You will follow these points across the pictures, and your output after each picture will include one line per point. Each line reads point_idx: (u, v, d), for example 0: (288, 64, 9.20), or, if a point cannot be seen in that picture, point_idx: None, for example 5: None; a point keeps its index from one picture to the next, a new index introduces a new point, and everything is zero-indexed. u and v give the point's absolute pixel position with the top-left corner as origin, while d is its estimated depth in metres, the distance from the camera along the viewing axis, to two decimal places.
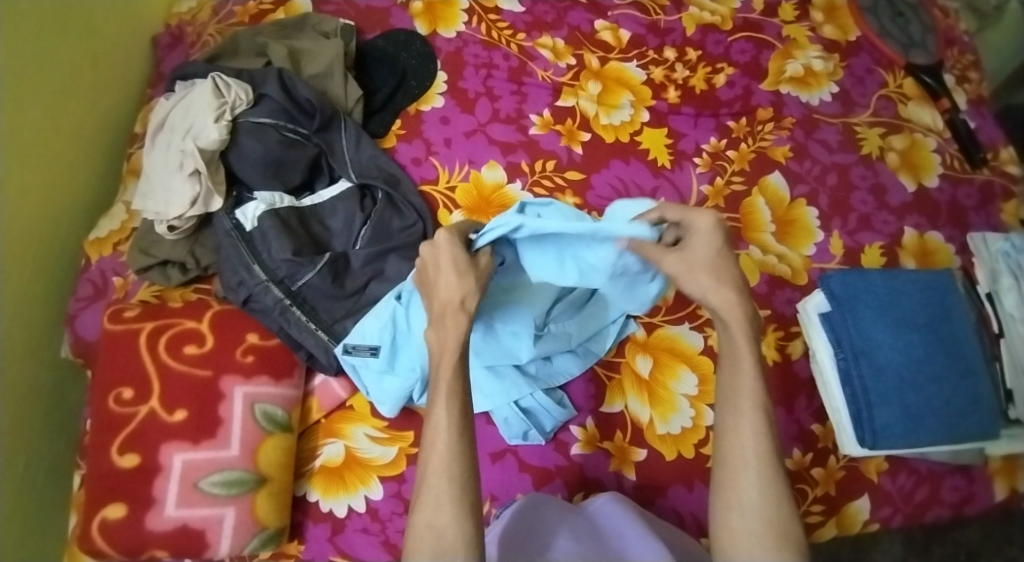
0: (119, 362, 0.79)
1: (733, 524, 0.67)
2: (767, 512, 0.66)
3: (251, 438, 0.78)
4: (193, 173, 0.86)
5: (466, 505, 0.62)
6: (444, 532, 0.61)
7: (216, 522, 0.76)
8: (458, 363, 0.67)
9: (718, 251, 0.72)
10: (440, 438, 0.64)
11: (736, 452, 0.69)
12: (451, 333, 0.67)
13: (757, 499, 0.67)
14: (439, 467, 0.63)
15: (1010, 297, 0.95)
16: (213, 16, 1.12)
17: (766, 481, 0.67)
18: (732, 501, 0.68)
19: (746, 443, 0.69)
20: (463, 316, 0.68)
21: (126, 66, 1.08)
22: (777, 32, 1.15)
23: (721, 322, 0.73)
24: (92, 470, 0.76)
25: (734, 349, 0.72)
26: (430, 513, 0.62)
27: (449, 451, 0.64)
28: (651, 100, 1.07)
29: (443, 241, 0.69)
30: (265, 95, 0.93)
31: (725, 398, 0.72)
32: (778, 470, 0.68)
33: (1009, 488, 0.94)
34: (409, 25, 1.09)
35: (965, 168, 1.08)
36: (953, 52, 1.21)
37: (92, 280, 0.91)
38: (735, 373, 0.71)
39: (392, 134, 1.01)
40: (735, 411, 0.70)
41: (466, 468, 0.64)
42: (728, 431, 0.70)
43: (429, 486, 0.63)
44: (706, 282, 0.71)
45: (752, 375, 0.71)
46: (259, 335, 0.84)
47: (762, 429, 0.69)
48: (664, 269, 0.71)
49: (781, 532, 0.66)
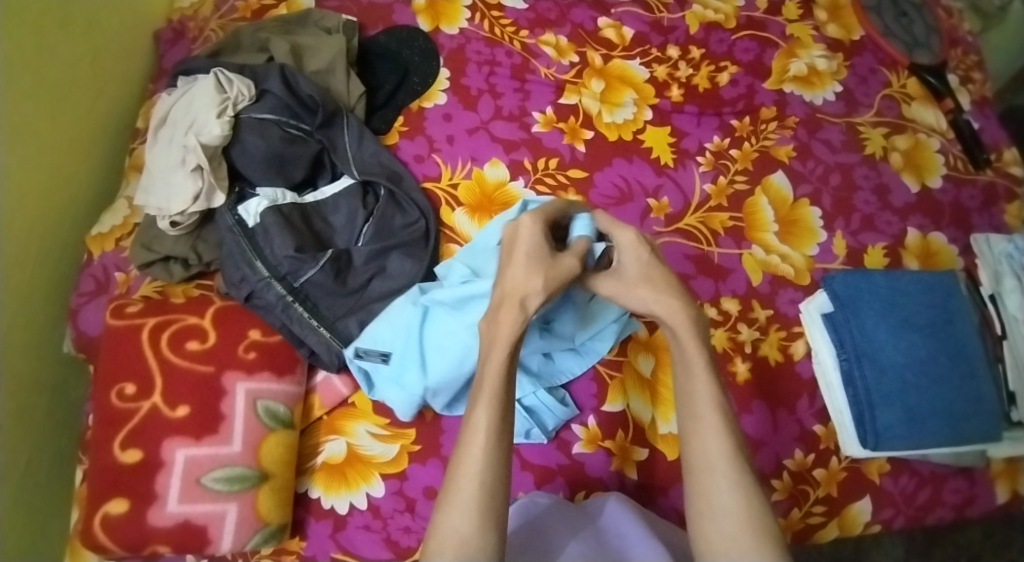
0: (121, 358, 0.79)
1: (708, 530, 0.65)
2: (740, 517, 0.65)
3: (253, 435, 0.78)
4: (195, 169, 0.86)
5: (491, 511, 0.62)
6: (469, 537, 0.61)
7: (218, 519, 0.76)
8: (505, 365, 0.66)
9: (648, 267, 0.74)
10: (478, 441, 0.64)
11: (700, 458, 0.68)
12: (504, 328, 0.67)
13: (727, 503, 0.65)
14: (473, 471, 0.63)
15: (1012, 299, 0.95)
16: (215, 11, 1.12)
17: (734, 485, 0.65)
18: (703, 505, 0.66)
19: (711, 448, 0.67)
20: (519, 313, 0.67)
21: (129, 61, 1.08)
22: (780, 31, 1.15)
23: (670, 332, 0.72)
24: (94, 466, 0.76)
25: (685, 357, 0.71)
26: (455, 517, 0.61)
27: (483, 456, 0.63)
28: (654, 98, 1.07)
29: (526, 223, 0.71)
30: (267, 90, 0.93)
31: (684, 405, 0.70)
32: (746, 472, 0.66)
33: (1011, 490, 0.94)
34: (412, 21, 1.09)
35: (968, 169, 1.08)
36: (957, 52, 1.20)
37: (94, 275, 0.91)
38: (688, 381, 0.70)
39: (395, 131, 1.01)
40: (695, 417, 0.69)
41: (497, 475, 0.63)
42: (692, 437, 0.69)
43: (459, 489, 0.62)
44: (645, 294, 0.72)
45: (705, 377, 0.70)
46: (261, 331, 0.84)
47: (727, 431, 0.68)
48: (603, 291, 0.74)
49: (758, 537, 0.64)
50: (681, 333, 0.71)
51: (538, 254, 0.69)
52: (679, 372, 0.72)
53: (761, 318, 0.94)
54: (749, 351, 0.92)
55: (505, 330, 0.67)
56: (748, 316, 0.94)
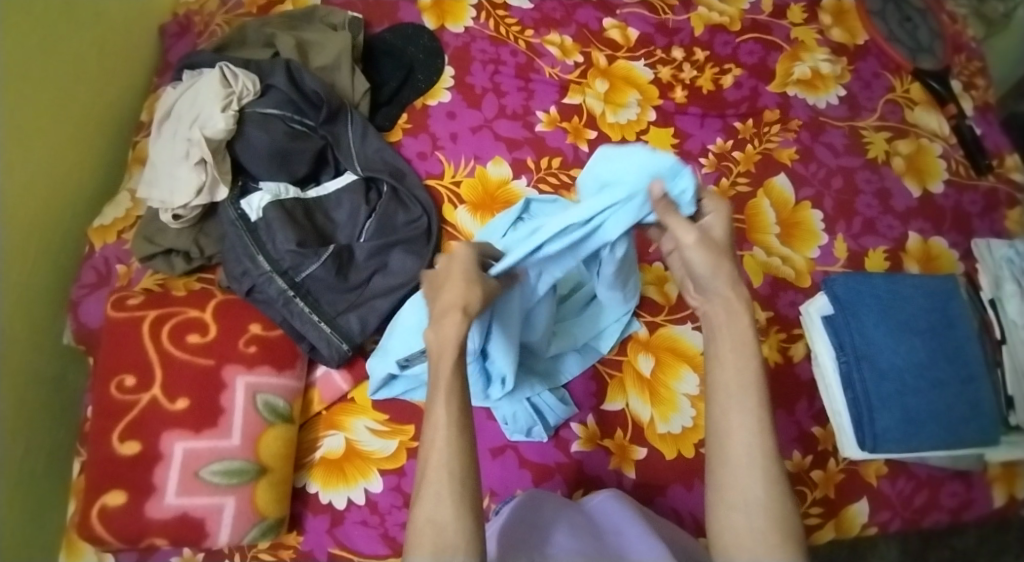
0: (120, 350, 0.79)
1: (740, 524, 0.63)
2: (773, 510, 0.63)
3: (252, 428, 0.78)
4: (199, 162, 0.86)
5: (466, 499, 0.62)
6: (446, 525, 0.60)
7: (215, 512, 0.76)
8: (458, 361, 0.64)
9: (726, 245, 0.69)
10: (439, 434, 0.63)
11: (738, 450, 0.65)
12: (450, 331, 0.64)
13: (762, 497, 0.63)
14: (440, 463, 0.62)
15: (1012, 305, 0.96)
16: (221, 6, 1.12)
17: (771, 480, 0.63)
18: (737, 499, 0.63)
19: (751, 442, 0.65)
20: (463, 318, 0.65)
21: (134, 55, 1.08)
22: (785, 34, 1.15)
23: (725, 309, 0.69)
24: (92, 457, 0.76)
25: (740, 341, 0.68)
26: (430, 507, 0.61)
27: (449, 447, 0.62)
28: (658, 99, 1.07)
29: (459, 249, 0.68)
30: (272, 85, 0.93)
31: (725, 393, 0.66)
32: (780, 467, 0.64)
33: (1008, 495, 0.94)
34: (417, 19, 1.09)
35: (970, 174, 1.09)
36: (960, 58, 1.21)
37: (95, 267, 0.91)
38: (737, 368, 0.67)
39: (398, 128, 1.01)
40: (740, 407, 0.66)
41: (464, 462, 0.63)
42: (733, 430, 0.65)
43: (429, 480, 0.62)
44: (721, 266, 0.68)
45: (753, 367, 0.67)
46: (262, 326, 0.84)
47: (765, 422, 0.65)
48: (685, 242, 0.67)
49: (787, 532, 0.62)
50: (740, 314, 0.68)
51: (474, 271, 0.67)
52: (727, 355, 0.68)
53: (762, 319, 0.94)
54: None
55: (452, 330, 0.64)
56: None
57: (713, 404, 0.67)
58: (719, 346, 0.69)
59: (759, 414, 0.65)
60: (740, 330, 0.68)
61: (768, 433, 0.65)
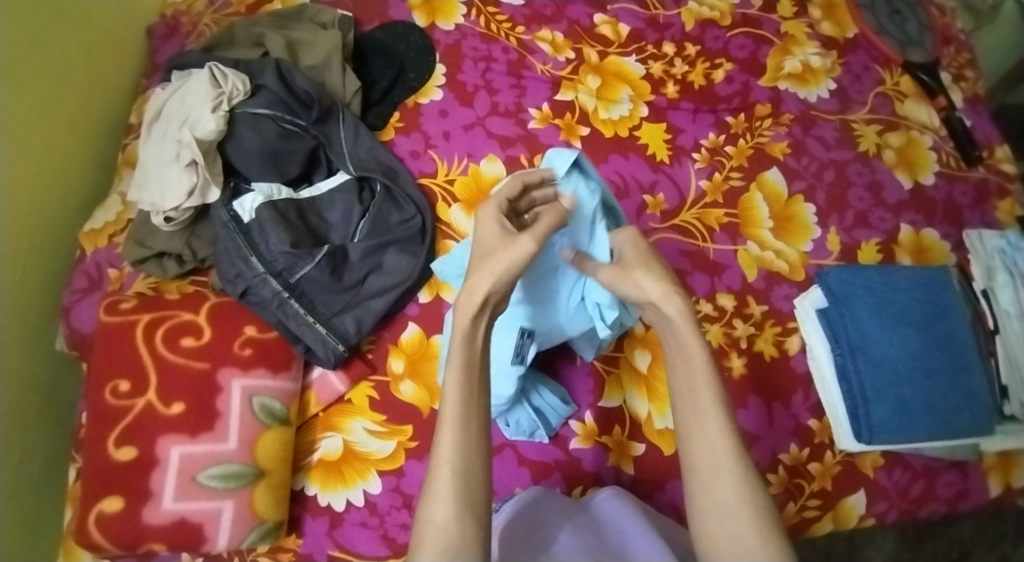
0: (114, 355, 0.78)
1: (716, 529, 0.63)
2: (748, 511, 0.62)
3: (249, 432, 0.78)
4: (190, 164, 0.85)
5: (467, 503, 0.61)
6: (447, 527, 0.60)
7: (214, 516, 0.75)
8: (469, 350, 0.65)
9: (641, 258, 0.73)
10: (448, 432, 0.62)
11: (702, 454, 0.65)
12: (463, 320, 0.65)
13: (732, 499, 0.62)
14: (445, 463, 0.61)
15: (1005, 294, 0.97)
16: (209, 6, 1.11)
17: (739, 480, 0.63)
18: (710, 505, 0.63)
19: (714, 444, 0.64)
20: (473, 309, 0.65)
21: (122, 56, 1.07)
22: (775, 28, 1.15)
23: (664, 319, 0.69)
24: (88, 464, 0.75)
25: (685, 345, 0.68)
26: (433, 508, 0.60)
27: (456, 445, 0.62)
28: (650, 95, 1.07)
29: (484, 215, 0.72)
30: (262, 85, 0.92)
31: (684, 400, 0.67)
32: (751, 466, 0.64)
33: (1003, 484, 0.95)
34: (407, 17, 1.08)
35: (961, 166, 1.09)
36: (950, 50, 1.21)
37: (86, 272, 0.90)
38: (690, 371, 0.67)
39: (390, 127, 1.01)
40: (697, 411, 0.66)
41: (473, 461, 0.62)
42: (694, 434, 0.66)
43: (436, 485, 0.61)
44: (644, 282, 0.70)
45: (706, 370, 0.67)
46: (257, 328, 0.83)
47: (727, 424, 0.65)
48: (601, 278, 0.74)
49: (767, 531, 0.62)
50: (679, 318, 0.68)
51: (490, 246, 0.69)
52: (676, 361, 0.68)
53: (757, 313, 0.95)
54: (745, 346, 0.93)
55: (461, 319, 0.65)
56: (743, 312, 0.94)
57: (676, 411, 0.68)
58: (671, 355, 0.69)
59: (727, 414, 0.65)
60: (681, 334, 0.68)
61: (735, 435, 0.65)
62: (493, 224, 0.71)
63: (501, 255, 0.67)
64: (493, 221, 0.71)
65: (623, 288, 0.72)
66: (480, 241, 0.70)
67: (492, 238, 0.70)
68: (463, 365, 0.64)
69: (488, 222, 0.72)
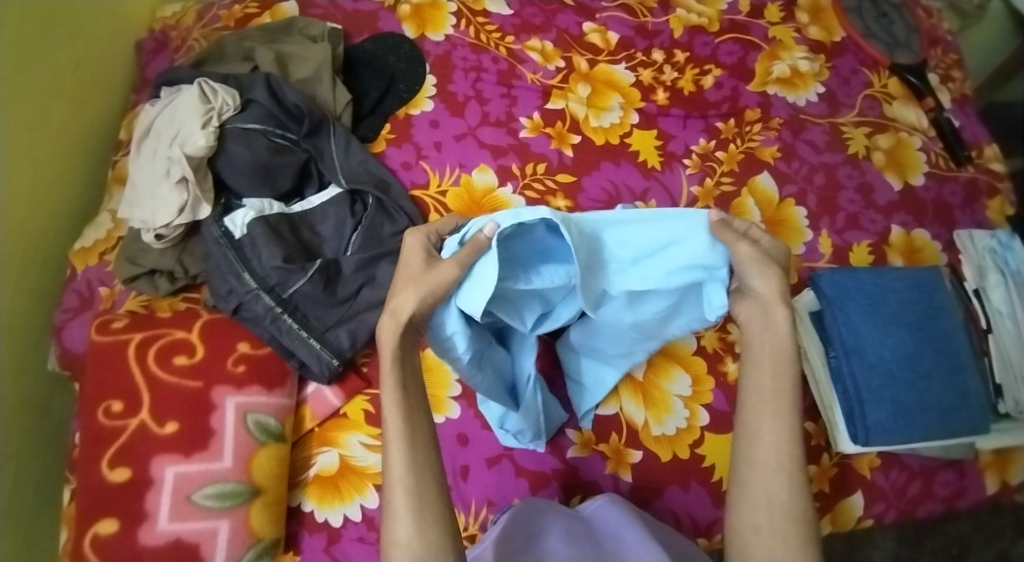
0: (107, 375, 0.78)
1: (762, 523, 0.65)
2: (794, 515, 0.65)
3: (244, 449, 0.77)
4: (180, 180, 0.85)
5: (426, 514, 0.62)
6: (410, 541, 0.61)
7: (210, 536, 0.74)
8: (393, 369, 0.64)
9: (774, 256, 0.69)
10: (394, 450, 0.63)
11: (768, 454, 0.67)
12: (386, 341, 0.63)
13: (785, 501, 0.65)
14: (398, 481, 0.62)
15: (996, 294, 0.98)
16: (198, 21, 1.11)
17: (796, 484, 0.65)
18: (762, 500, 0.66)
19: (780, 446, 0.67)
20: (395, 331, 0.63)
21: (110, 72, 1.07)
22: (763, 34, 1.16)
23: (765, 315, 0.68)
24: (82, 485, 0.74)
25: (778, 347, 0.68)
26: (395, 527, 0.62)
27: (405, 463, 0.63)
28: (640, 102, 1.07)
29: (411, 240, 0.69)
30: (252, 100, 0.92)
31: (763, 400, 0.68)
32: (806, 474, 0.66)
33: (1000, 481, 0.95)
34: (397, 28, 1.08)
35: (950, 166, 1.10)
36: (937, 51, 1.22)
37: (77, 291, 0.90)
38: (777, 374, 0.68)
39: (382, 138, 1.00)
40: (771, 413, 0.67)
41: (425, 477, 0.63)
42: (763, 432, 0.67)
43: (394, 495, 0.63)
44: (775, 279, 0.67)
45: (790, 375, 0.68)
46: (250, 344, 0.83)
47: (795, 433, 0.67)
48: (737, 254, 0.67)
49: (806, 535, 0.64)
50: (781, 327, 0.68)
51: (419, 272, 0.66)
52: (765, 361, 0.69)
53: None
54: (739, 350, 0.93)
55: (387, 337, 0.63)
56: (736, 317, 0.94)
57: (746, 403, 0.69)
58: (759, 349, 0.69)
59: (789, 421, 0.67)
60: (780, 341, 0.68)
61: (794, 444, 0.66)
62: (419, 249, 0.68)
63: (424, 278, 0.64)
64: (419, 244, 0.68)
65: (751, 273, 0.67)
66: (403, 264, 0.67)
67: (416, 260, 0.67)
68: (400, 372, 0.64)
69: (414, 247, 0.69)
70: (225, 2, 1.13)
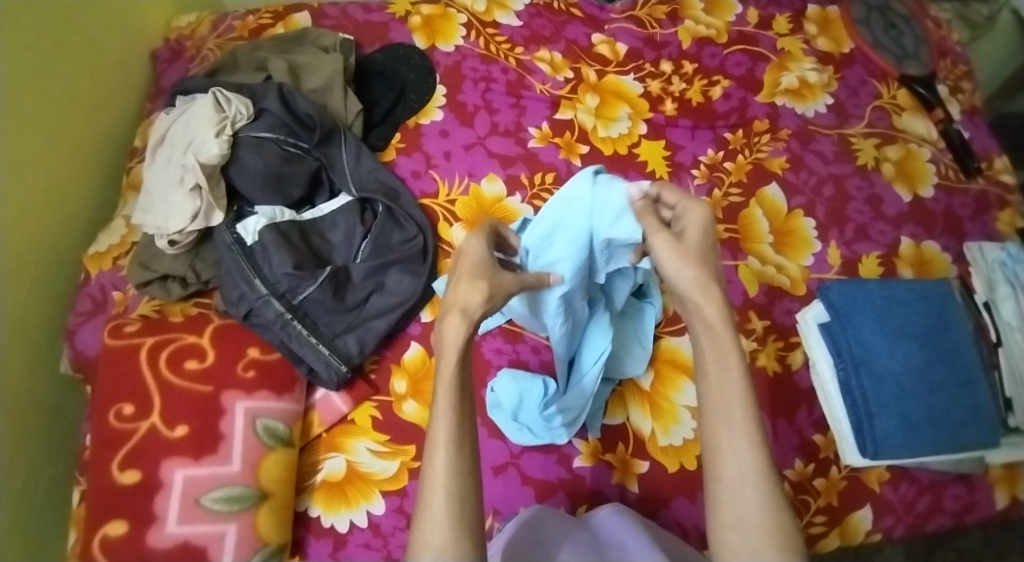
0: (119, 377, 0.79)
1: (735, 544, 0.64)
2: (770, 530, 0.63)
3: (253, 453, 0.78)
4: (194, 188, 0.86)
5: (463, 521, 0.62)
6: (444, 545, 0.61)
7: (217, 539, 0.75)
8: (457, 378, 0.64)
9: (701, 247, 0.70)
10: (439, 454, 0.63)
11: (731, 471, 0.65)
12: (449, 334, 0.65)
13: (756, 517, 0.63)
14: (441, 481, 0.62)
15: (1006, 307, 0.98)
16: (213, 31, 1.14)
17: (764, 497, 0.63)
18: (732, 520, 0.64)
19: (742, 459, 0.65)
20: (461, 320, 0.65)
21: (127, 81, 1.09)
22: (771, 45, 1.16)
23: (704, 323, 0.68)
24: (92, 487, 0.75)
25: (722, 352, 0.67)
26: (429, 530, 0.61)
27: (449, 466, 0.62)
28: (649, 112, 1.08)
29: (473, 239, 0.71)
30: (265, 109, 0.94)
31: (714, 409, 0.67)
32: (775, 489, 0.64)
33: (1010, 496, 0.94)
34: (408, 39, 1.10)
35: (959, 178, 1.10)
36: (946, 62, 1.22)
37: (91, 295, 0.91)
38: (724, 384, 0.67)
39: (392, 147, 1.02)
40: (727, 424, 0.66)
41: (464, 485, 0.63)
42: (722, 446, 0.66)
43: (429, 502, 0.62)
44: (693, 273, 0.68)
45: (740, 384, 0.66)
46: (261, 349, 0.83)
47: (757, 443, 0.65)
48: (654, 245, 0.70)
49: (786, 549, 0.63)
50: (723, 332, 0.67)
51: (482, 267, 0.69)
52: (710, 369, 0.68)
53: (759, 328, 0.95)
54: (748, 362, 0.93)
55: (453, 333, 0.65)
56: (746, 327, 0.94)
57: (704, 418, 0.68)
58: (702, 360, 0.69)
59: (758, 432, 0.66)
60: (720, 343, 0.67)
61: (761, 456, 0.65)
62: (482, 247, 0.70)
63: (493, 283, 0.68)
64: (482, 245, 0.71)
65: (670, 269, 0.69)
66: (471, 260, 0.69)
67: (482, 258, 0.70)
68: (458, 383, 0.65)
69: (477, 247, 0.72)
70: (240, 13, 1.16)
